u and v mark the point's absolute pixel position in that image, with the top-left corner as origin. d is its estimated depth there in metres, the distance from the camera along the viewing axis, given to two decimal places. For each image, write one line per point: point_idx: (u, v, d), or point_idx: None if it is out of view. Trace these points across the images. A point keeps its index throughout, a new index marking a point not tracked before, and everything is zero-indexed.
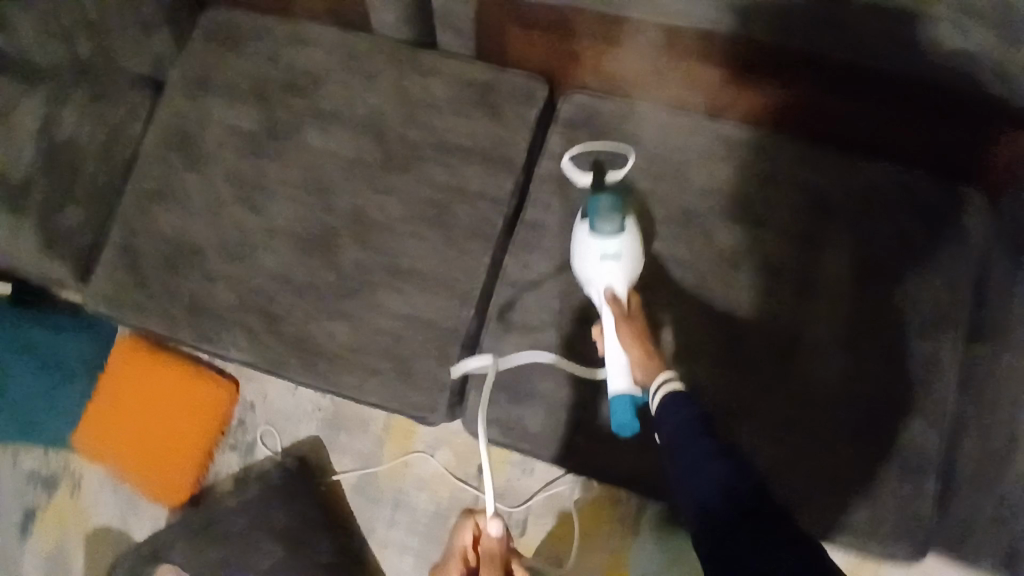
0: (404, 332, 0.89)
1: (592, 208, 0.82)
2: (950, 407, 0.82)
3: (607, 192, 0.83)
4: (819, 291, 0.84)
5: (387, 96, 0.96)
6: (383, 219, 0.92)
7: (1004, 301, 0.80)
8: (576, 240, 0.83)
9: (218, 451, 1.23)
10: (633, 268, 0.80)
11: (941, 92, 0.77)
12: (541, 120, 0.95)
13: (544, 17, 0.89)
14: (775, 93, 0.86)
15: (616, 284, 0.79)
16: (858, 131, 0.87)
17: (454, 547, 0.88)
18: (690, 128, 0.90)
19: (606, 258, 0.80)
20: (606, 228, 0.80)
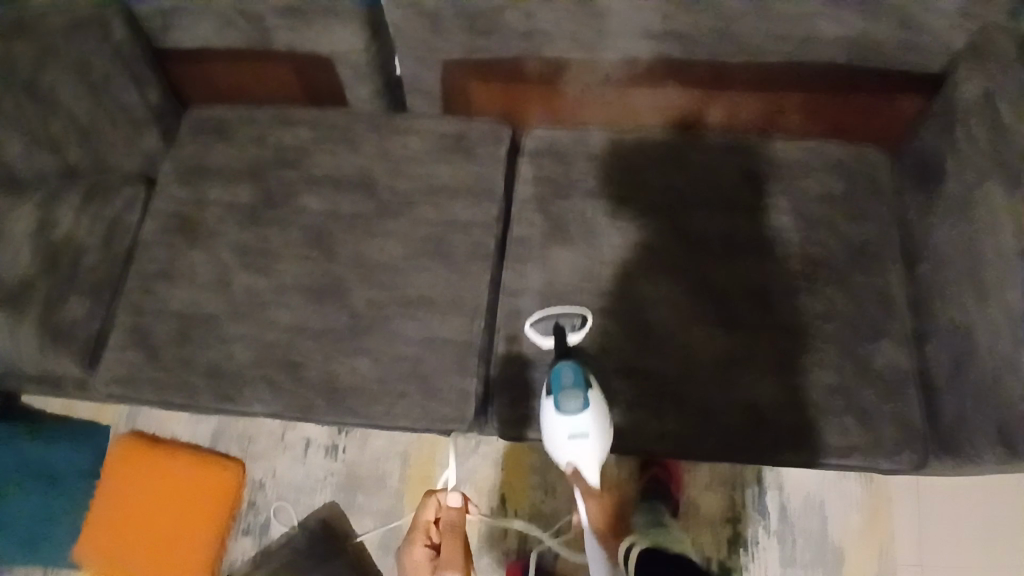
0: (423, 354, 0.95)
1: (557, 384, 0.86)
2: (911, 324, 0.94)
3: (575, 368, 0.86)
4: (777, 246, 0.98)
5: (371, 156, 1.07)
6: (386, 259, 1.00)
7: (926, 226, 0.95)
8: (543, 409, 0.87)
9: (231, 539, 1.18)
10: (602, 442, 0.86)
11: (824, 72, 0.97)
12: (510, 156, 1.08)
13: (499, 69, 1.05)
14: (698, 99, 1.04)
15: (582, 462, 0.86)
16: (770, 119, 1.05)
17: (416, 523, 1.01)
18: (637, 141, 1.06)
19: (574, 437, 0.85)
20: (572, 408, 0.85)
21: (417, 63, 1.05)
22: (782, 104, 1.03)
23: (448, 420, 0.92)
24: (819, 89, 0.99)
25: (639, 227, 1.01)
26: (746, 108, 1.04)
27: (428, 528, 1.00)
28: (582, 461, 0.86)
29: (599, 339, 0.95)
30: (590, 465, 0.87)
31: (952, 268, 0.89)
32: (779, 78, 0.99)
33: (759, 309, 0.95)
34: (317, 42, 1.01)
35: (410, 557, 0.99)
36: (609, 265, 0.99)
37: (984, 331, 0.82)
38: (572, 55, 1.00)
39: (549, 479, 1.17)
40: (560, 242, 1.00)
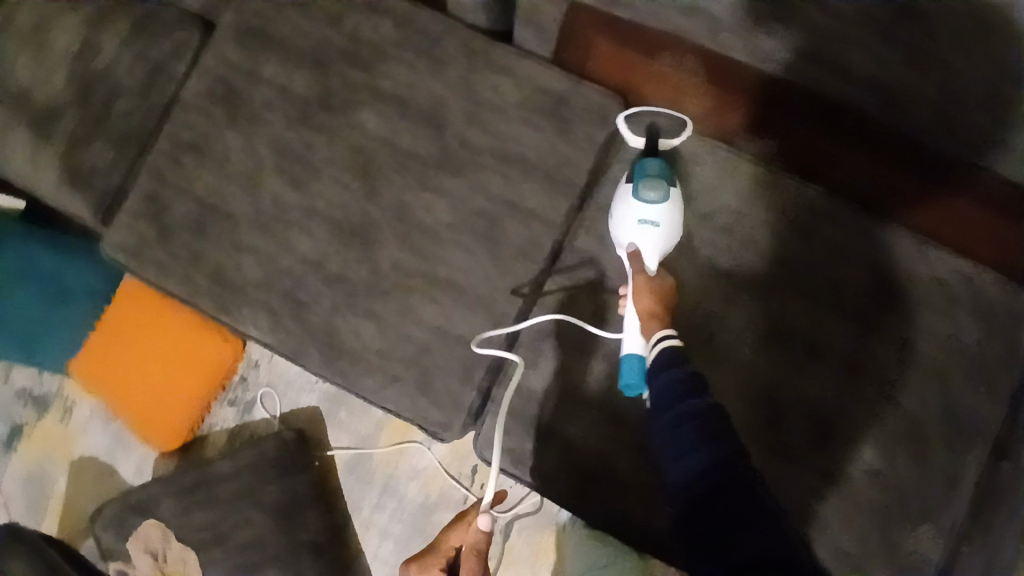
0: (432, 343, 0.86)
1: (640, 173, 0.82)
2: (962, 521, 0.80)
3: (657, 160, 0.83)
4: (864, 376, 0.82)
5: (453, 88, 0.89)
6: (428, 220, 0.87)
7: None
8: (618, 198, 0.83)
9: (216, 405, 1.22)
10: (671, 236, 0.80)
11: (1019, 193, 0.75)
12: (610, 142, 0.88)
13: (636, 34, 0.82)
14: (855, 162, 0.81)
15: (644, 247, 0.80)
16: (931, 218, 0.82)
17: (440, 546, 0.98)
18: (763, 182, 0.86)
19: (644, 222, 0.80)
20: (650, 191, 0.80)
21: None
22: (954, 208, 0.80)
23: (433, 422, 0.85)
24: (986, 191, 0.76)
25: (718, 289, 0.85)
26: (907, 193, 0.81)
27: (449, 550, 0.97)
28: (643, 245, 0.80)
29: (622, 400, 0.83)
30: (651, 254, 0.80)
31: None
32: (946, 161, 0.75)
33: (808, 439, 0.82)
34: None
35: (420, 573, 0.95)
36: None
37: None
38: (733, 55, 0.78)
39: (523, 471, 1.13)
40: (623, 274, 0.85)
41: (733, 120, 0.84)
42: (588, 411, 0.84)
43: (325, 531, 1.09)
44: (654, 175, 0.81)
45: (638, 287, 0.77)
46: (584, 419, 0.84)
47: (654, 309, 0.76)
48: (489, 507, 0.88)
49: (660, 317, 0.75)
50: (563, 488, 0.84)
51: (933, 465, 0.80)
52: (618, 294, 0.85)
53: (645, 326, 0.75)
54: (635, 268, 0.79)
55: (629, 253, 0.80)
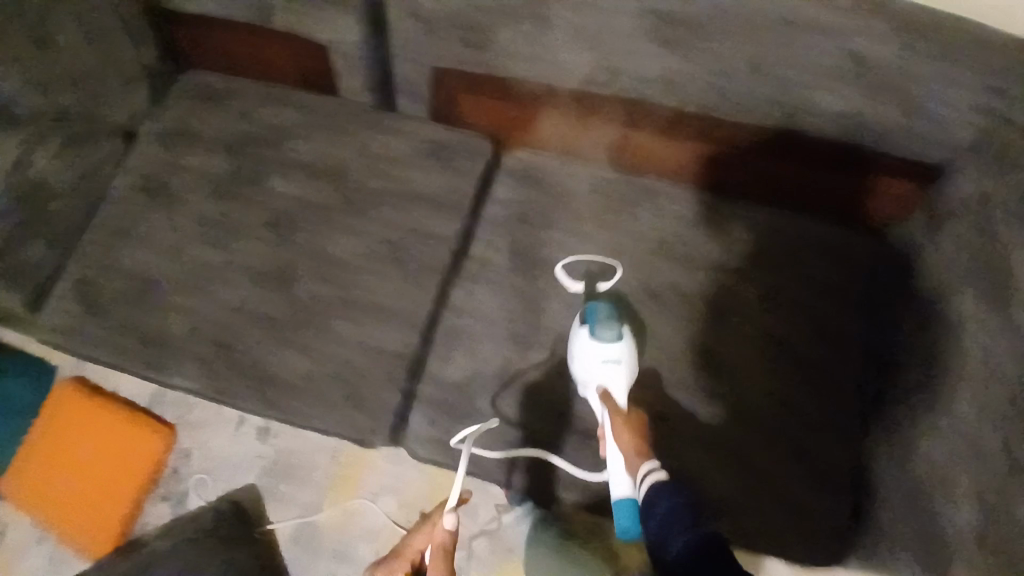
0: (354, 358, 0.93)
1: (592, 316, 0.90)
2: (853, 415, 0.94)
3: (604, 302, 0.92)
4: (733, 312, 0.97)
5: (349, 149, 1.05)
6: (339, 254, 0.99)
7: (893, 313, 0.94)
8: (576, 341, 0.90)
9: (148, 502, 1.20)
10: (631, 371, 0.88)
11: (820, 147, 0.94)
12: (488, 171, 1.05)
13: (492, 84, 1.02)
14: (687, 149, 1.00)
15: (612, 386, 0.87)
16: (761, 182, 1.01)
17: (405, 550, 1.03)
18: (615, 181, 1.05)
19: (607, 361, 0.87)
20: (605, 333, 0.88)
21: (409, 64, 1.03)
22: (773, 172, 0.99)
23: (363, 429, 0.90)
24: (817, 160, 0.96)
25: (598, 266, 1.00)
26: (734, 166, 1.00)
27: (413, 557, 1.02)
28: (611, 384, 0.86)
29: (533, 374, 0.93)
30: (620, 391, 0.87)
31: (910, 371, 0.89)
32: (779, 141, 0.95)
33: (696, 371, 0.95)
34: (318, 29, 1.02)
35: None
36: (556, 299, 0.98)
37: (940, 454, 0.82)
38: (561, 84, 0.98)
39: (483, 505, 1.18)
40: (516, 271, 0.99)
41: (615, 154, 1.05)
42: (507, 392, 0.93)
43: None
44: (605, 317, 0.90)
45: (619, 429, 0.83)
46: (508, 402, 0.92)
47: (636, 444, 0.82)
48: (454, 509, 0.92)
49: (643, 450, 0.82)
50: (492, 466, 0.91)
51: (809, 372, 0.95)
52: (514, 286, 0.98)
53: (631, 462, 0.81)
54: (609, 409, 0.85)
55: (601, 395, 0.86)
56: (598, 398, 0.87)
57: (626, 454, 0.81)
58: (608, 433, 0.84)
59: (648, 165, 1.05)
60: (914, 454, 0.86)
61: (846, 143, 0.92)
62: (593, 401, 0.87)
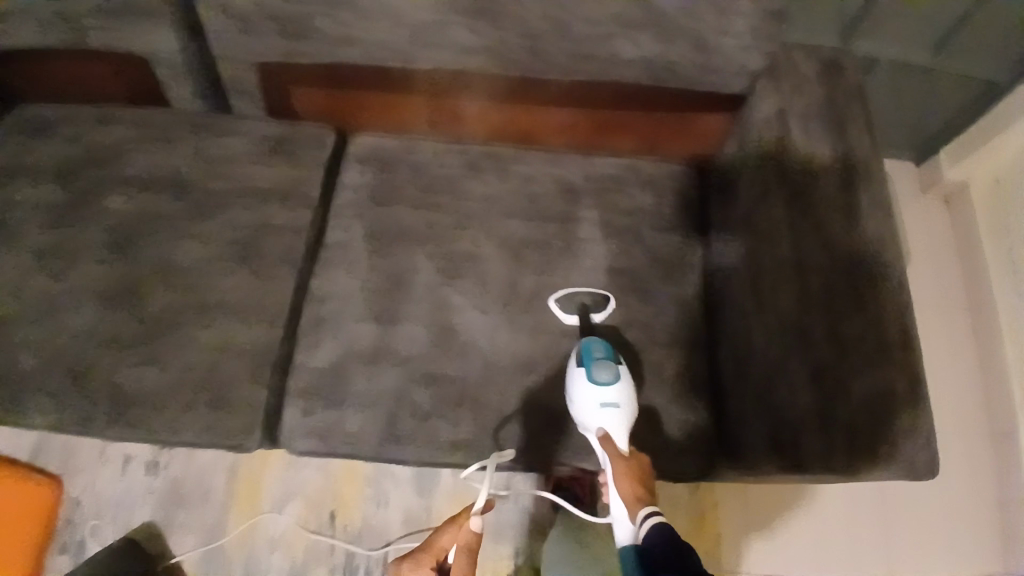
0: (218, 363, 0.92)
1: (588, 356, 0.89)
2: (698, 334, 1.00)
3: (602, 345, 0.91)
4: (583, 255, 1.02)
5: (186, 157, 1.04)
6: (190, 264, 0.97)
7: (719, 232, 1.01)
8: (573, 384, 0.88)
9: (47, 557, 1.15)
10: (632, 414, 0.86)
11: (621, 89, 1.02)
12: (334, 160, 1.07)
13: (320, 72, 1.03)
14: (506, 111, 1.07)
15: (611, 430, 0.84)
16: (580, 133, 1.09)
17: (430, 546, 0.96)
18: (459, 150, 1.08)
19: (605, 404, 0.85)
20: (603, 376, 0.86)
21: (234, 65, 1.02)
22: (589, 121, 1.07)
23: (236, 432, 0.89)
24: (642, 107, 1.05)
25: (452, 230, 1.02)
26: (553, 122, 1.08)
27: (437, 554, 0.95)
28: (609, 427, 0.84)
29: (400, 345, 0.94)
30: (619, 435, 0.84)
31: (734, 279, 0.96)
32: (606, 96, 1.04)
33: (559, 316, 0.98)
34: (133, 41, 1.00)
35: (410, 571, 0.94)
36: (418, 270, 0.99)
37: (766, 348, 0.88)
38: (391, 64, 1.01)
39: (468, 498, 1.19)
40: (374, 250, 1.00)
41: (466, 129, 1.10)
42: (379, 367, 0.93)
43: None
44: (602, 359, 0.89)
45: (621, 474, 0.81)
46: (378, 376, 0.92)
47: (637, 491, 0.79)
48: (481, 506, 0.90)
49: (645, 495, 0.78)
50: (373, 444, 0.90)
51: (658, 299, 1.01)
52: (373, 263, 0.99)
53: (630, 505, 0.77)
54: (611, 454, 0.82)
55: (601, 439, 0.84)
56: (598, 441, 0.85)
57: (626, 499, 0.78)
58: (610, 480, 0.82)
59: (498, 136, 1.11)
60: (745, 354, 0.92)
61: (640, 84, 1.01)
62: (595, 446, 0.85)
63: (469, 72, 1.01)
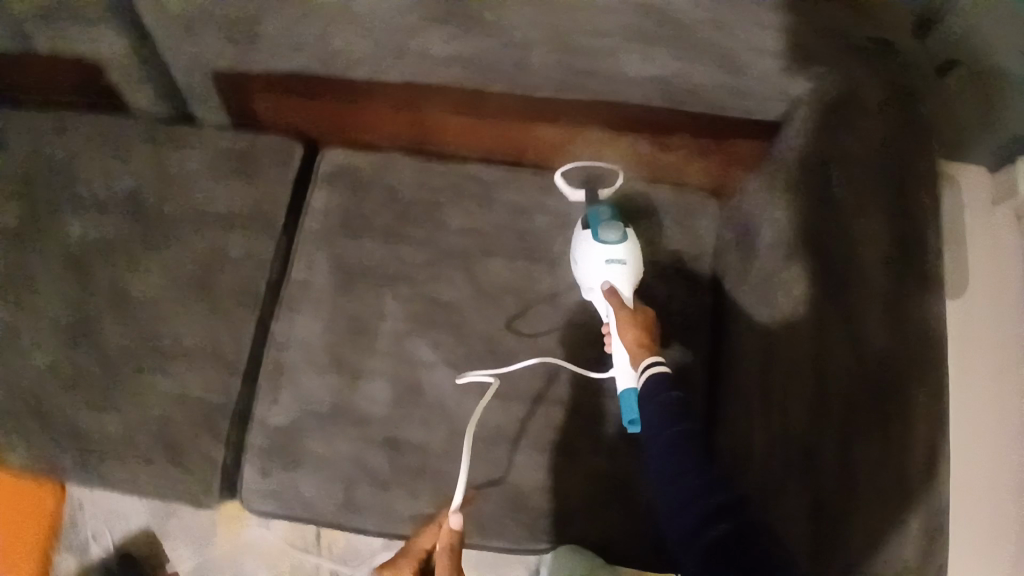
0: (173, 412, 0.88)
1: (594, 219, 0.85)
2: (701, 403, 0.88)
3: (608, 205, 0.87)
4: (569, 303, 0.89)
5: (145, 175, 0.96)
6: (148, 298, 0.92)
7: (732, 285, 0.88)
8: (578, 246, 0.86)
9: (53, 557, 1.16)
10: (638, 272, 0.84)
11: (632, 111, 0.85)
12: (302, 180, 0.96)
13: (278, 80, 0.90)
14: (496, 127, 0.92)
15: (616, 284, 0.83)
16: (581, 155, 0.94)
17: (410, 547, 0.80)
18: (438, 170, 0.94)
19: (610, 262, 0.83)
20: (609, 235, 0.83)
21: (186, 71, 0.91)
22: (593, 143, 0.91)
23: (190, 487, 0.86)
24: (662, 131, 0.88)
25: (427, 270, 0.91)
26: (552, 142, 0.93)
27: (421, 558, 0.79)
28: (616, 284, 0.82)
29: (362, 403, 0.87)
30: (624, 291, 0.83)
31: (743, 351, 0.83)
32: (614, 119, 0.87)
33: (535, 376, 0.87)
34: (83, 44, 0.90)
35: None
36: (385, 317, 0.89)
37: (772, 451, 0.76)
38: (357, 74, 0.87)
39: None
40: (340, 291, 0.90)
41: (457, 145, 0.96)
42: (338, 425, 0.86)
43: None
44: (608, 220, 0.85)
45: (623, 325, 0.80)
46: (336, 436, 0.86)
47: (641, 339, 0.80)
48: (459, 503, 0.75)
49: (649, 345, 0.79)
50: (332, 511, 0.84)
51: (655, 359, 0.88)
52: (339, 305, 0.90)
53: (635, 355, 0.78)
54: (614, 307, 0.81)
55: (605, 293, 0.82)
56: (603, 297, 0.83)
57: (630, 348, 0.79)
58: (614, 330, 0.82)
59: (492, 152, 0.96)
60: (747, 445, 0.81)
61: (654, 106, 0.83)
62: (599, 301, 0.84)
63: (457, 88, 0.86)
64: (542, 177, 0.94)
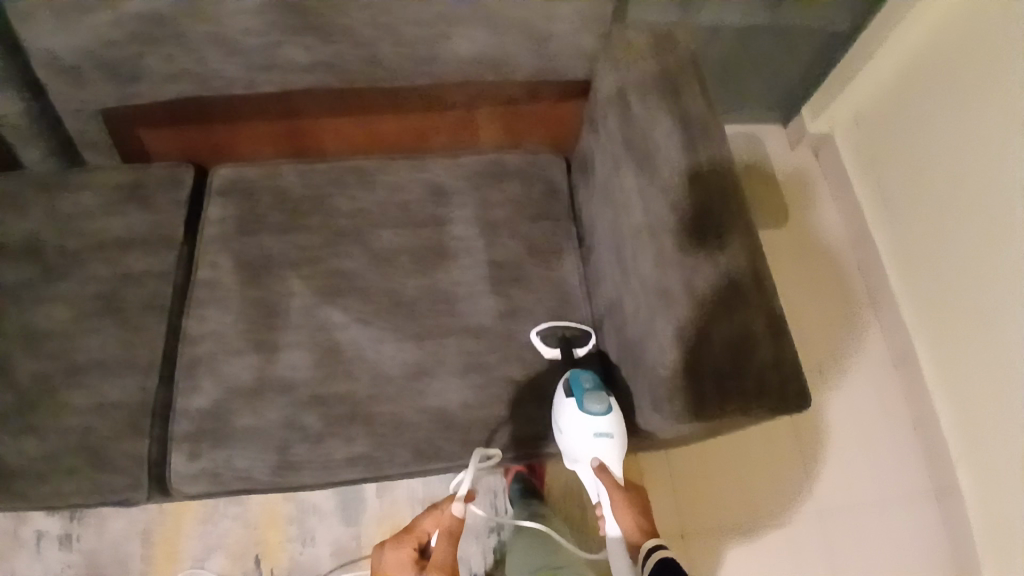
0: (95, 423, 0.89)
1: (577, 387, 0.88)
2: (585, 312, 1.02)
3: (588, 373, 0.90)
4: (456, 252, 1.02)
5: (40, 218, 1.00)
6: (55, 326, 0.94)
7: (589, 211, 1.05)
8: (564, 414, 0.88)
9: None
10: (623, 444, 0.87)
11: (473, 86, 1.04)
12: (195, 197, 1.05)
13: (164, 112, 1.02)
14: (364, 121, 1.08)
15: (604, 458, 0.86)
16: (441, 132, 1.12)
17: (413, 527, 0.94)
18: (320, 167, 1.06)
19: (598, 435, 0.85)
20: (594, 408, 0.86)
21: (73, 117, 0.99)
22: (448, 118, 1.10)
23: (121, 488, 0.87)
24: (497, 100, 1.08)
25: (325, 249, 1.01)
26: (414, 126, 1.10)
27: (422, 535, 0.94)
28: (605, 459, 0.85)
29: (283, 371, 0.93)
30: (612, 463, 0.86)
31: (605, 254, 0.98)
32: (461, 95, 1.06)
33: (440, 315, 0.97)
34: None
35: (393, 555, 0.91)
36: (294, 295, 0.98)
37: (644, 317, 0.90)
38: (233, 92, 0.99)
39: (399, 518, 1.18)
40: (246, 282, 0.98)
41: (333, 143, 1.11)
42: (264, 397, 0.91)
43: None
44: (591, 389, 0.88)
45: (619, 507, 0.85)
46: (261, 406, 0.91)
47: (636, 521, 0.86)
48: (462, 495, 0.90)
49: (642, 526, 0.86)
50: (269, 474, 0.88)
51: (538, 282, 1.01)
52: (248, 294, 0.97)
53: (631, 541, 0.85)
54: (608, 485, 0.85)
55: (596, 470, 0.85)
56: (592, 471, 0.86)
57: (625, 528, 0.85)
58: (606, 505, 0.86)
59: (371, 147, 1.13)
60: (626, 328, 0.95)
61: (491, 79, 1.03)
62: (587, 474, 0.87)
63: (326, 90, 1.01)
64: (413, 158, 1.09)
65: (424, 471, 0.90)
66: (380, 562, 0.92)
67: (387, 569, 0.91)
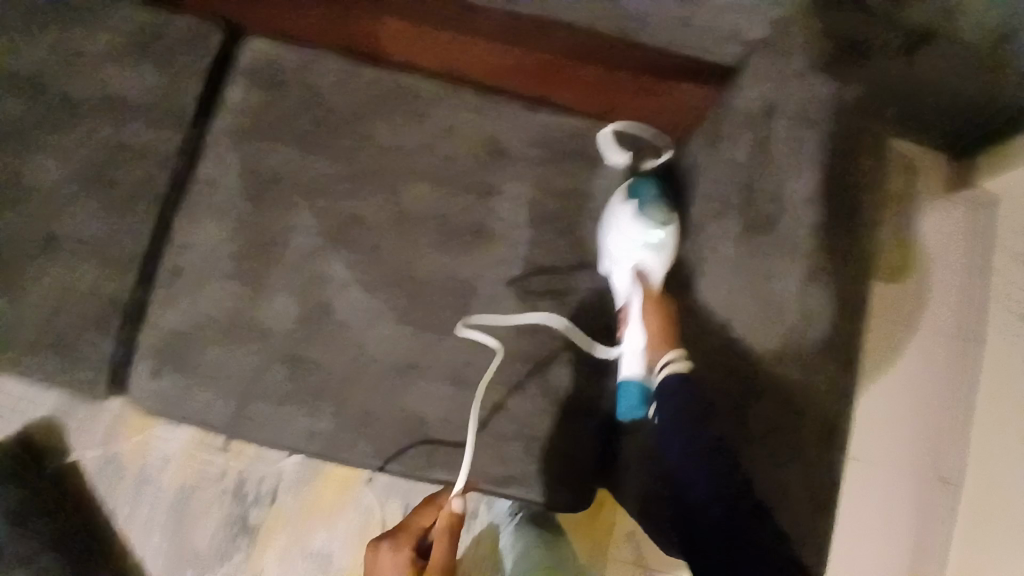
0: (63, 307, 0.82)
1: (639, 193, 0.78)
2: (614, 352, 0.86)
3: (656, 184, 0.80)
4: (492, 235, 0.85)
5: (46, 46, 0.85)
6: (41, 183, 0.83)
7: None
8: (615, 217, 0.79)
9: None
10: (670, 263, 0.77)
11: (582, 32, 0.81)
12: (218, 67, 0.88)
13: None
14: None
15: (645, 268, 0.76)
16: None
17: (410, 524, 0.79)
18: (368, 76, 0.86)
19: (645, 245, 0.76)
20: (650, 213, 0.76)
21: None
22: None
23: (78, 384, 0.82)
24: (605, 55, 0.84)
25: (347, 183, 0.85)
26: None
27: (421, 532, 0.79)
28: (645, 268, 0.76)
29: (265, 315, 0.83)
30: (652, 277, 0.76)
31: None
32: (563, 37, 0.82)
33: (450, 306, 0.84)
34: None
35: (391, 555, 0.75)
36: (297, 228, 0.84)
37: None
38: None
39: None
40: (251, 195, 0.84)
41: (395, 47, 0.90)
42: (238, 338, 0.82)
43: (61, 537, 1.01)
44: (653, 199, 0.78)
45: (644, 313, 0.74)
46: (234, 344, 0.82)
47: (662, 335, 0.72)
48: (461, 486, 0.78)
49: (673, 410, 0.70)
50: (226, 420, 0.82)
51: (574, 302, 0.85)
52: (249, 210, 0.84)
53: (650, 347, 0.71)
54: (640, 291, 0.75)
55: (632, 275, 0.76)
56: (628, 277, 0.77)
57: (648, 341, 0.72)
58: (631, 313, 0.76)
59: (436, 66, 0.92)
60: None
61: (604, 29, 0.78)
62: (623, 282, 0.78)
63: None
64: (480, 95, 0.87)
65: (381, 471, 0.82)
66: (374, 565, 0.75)
67: (380, 574, 0.74)
